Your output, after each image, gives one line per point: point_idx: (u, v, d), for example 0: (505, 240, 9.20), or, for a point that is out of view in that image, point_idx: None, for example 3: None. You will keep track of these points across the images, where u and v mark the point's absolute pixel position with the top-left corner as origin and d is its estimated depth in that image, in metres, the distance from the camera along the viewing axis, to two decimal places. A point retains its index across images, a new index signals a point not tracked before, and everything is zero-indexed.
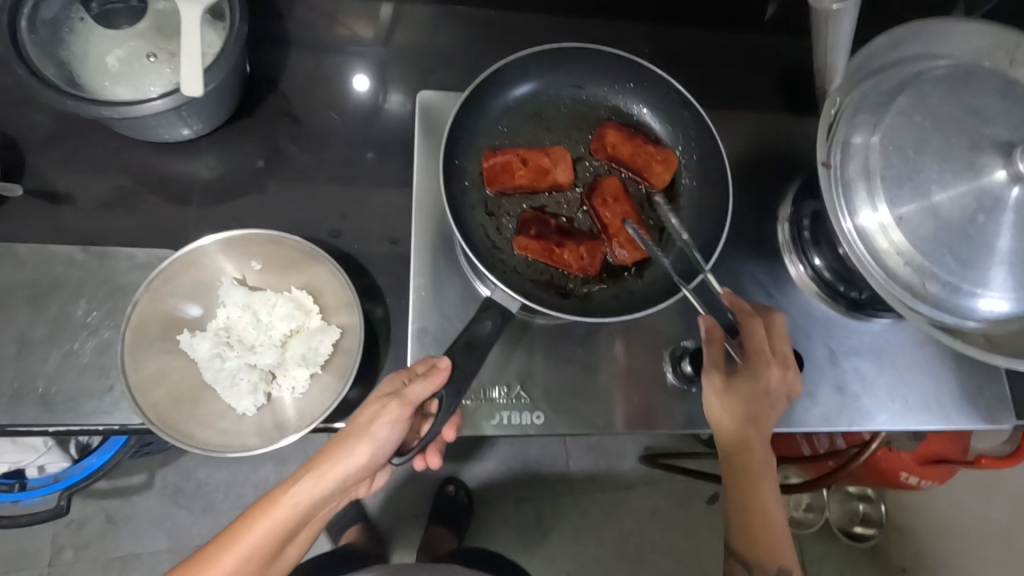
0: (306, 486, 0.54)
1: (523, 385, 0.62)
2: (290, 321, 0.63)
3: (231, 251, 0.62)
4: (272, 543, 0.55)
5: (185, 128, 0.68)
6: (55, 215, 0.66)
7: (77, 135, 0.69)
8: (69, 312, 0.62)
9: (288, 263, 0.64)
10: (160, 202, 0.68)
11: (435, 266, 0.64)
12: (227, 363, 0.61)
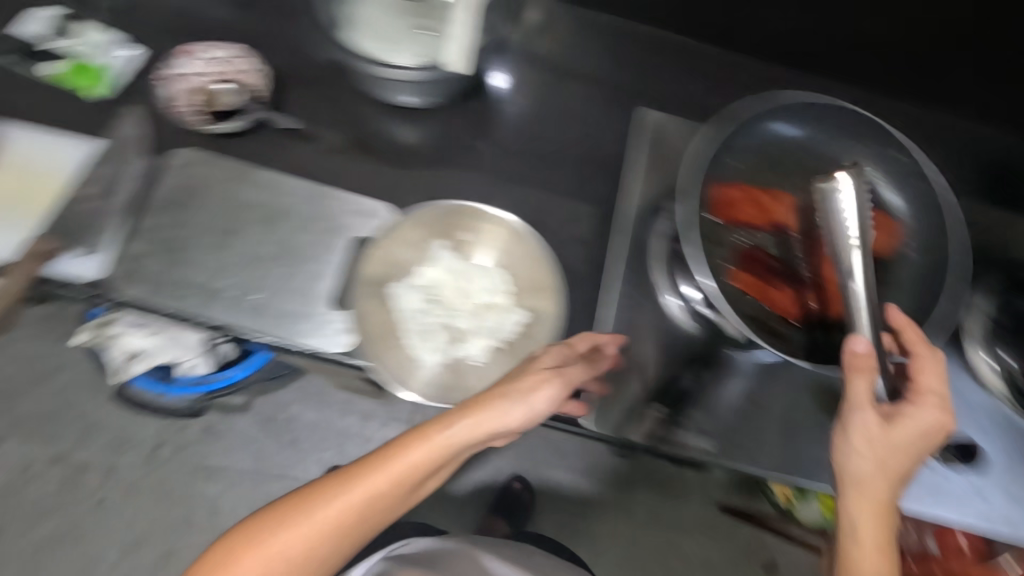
0: (465, 429, 0.49)
1: (698, 412, 0.61)
2: (490, 294, 0.67)
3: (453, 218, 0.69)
4: (412, 482, 0.48)
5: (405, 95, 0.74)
6: (295, 151, 0.72)
7: (324, 83, 0.75)
8: (295, 239, 0.69)
9: (495, 238, 0.69)
10: (383, 159, 0.73)
11: (637, 276, 0.64)
12: (426, 318, 0.65)
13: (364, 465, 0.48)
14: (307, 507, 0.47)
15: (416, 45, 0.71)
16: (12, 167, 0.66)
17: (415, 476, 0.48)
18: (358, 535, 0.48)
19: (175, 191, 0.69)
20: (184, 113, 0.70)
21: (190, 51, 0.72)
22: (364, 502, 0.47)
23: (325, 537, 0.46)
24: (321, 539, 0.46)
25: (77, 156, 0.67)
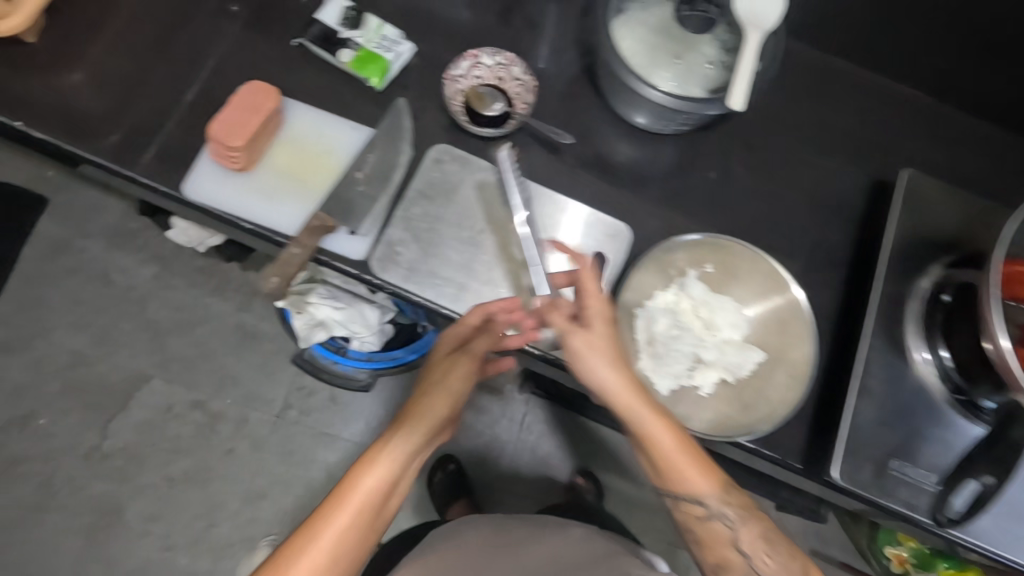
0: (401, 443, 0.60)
1: (940, 476, 0.60)
2: (737, 332, 0.65)
3: (710, 250, 0.66)
4: (366, 520, 0.57)
5: (639, 116, 0.76)
6: (543, 161, 0.76)
7: (573, 99, 0.78)
8: (539, 246, 0.72)
9: (763, 282, 0.66)
10: (622, 180, 0.76)
11: (885, 340, 0.64)
12: (669, 341, 0.64)
13: (359, 474, 0.58)
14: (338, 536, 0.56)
15: (681, 73, 0.71)
16: (297, 144, 0.72)
17: (394, 462, 0.59)
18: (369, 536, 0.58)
19: (433, 184, 0.72)
20: (454, 109, 0.73)
21: (474, 54, 0.75)
22: (366, 501, 0.58)
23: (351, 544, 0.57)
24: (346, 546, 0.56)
25: (355, 143, 0.72)
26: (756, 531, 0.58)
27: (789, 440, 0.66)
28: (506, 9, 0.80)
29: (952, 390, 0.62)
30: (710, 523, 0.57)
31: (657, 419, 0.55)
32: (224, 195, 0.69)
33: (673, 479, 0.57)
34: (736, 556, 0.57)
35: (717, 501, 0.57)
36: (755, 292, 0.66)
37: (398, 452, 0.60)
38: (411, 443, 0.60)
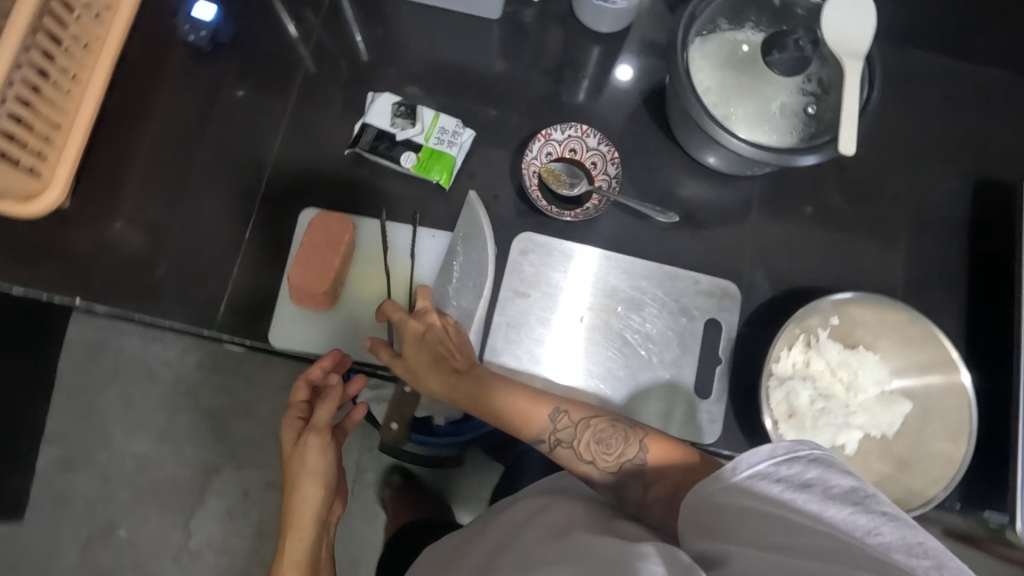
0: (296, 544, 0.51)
1: None
2: (879, 388, 0.63)
3: (841, 304, 0.62)
4: None
5: (710, 156, 0.69)
6: (630, 226, 0.71)
7: (647, 152, 0.73)
8: (650, 324, 0.68)
9: (912, 342, 0.62)
10: (714, 232, 0.71)
11: None
12: (811, 404, 0.62)
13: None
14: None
15: (762, 113, 0.63)
16: (374, 266, 0.70)
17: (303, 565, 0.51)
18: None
19: (525, 276, 0.68)
20: (535, 197, 0.68)
21: (544, 133, 0.69)
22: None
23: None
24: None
25: (440, 251, 0.70)
26: (586, 438, 0.51)
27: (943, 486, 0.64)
28: (555, 64, 0.75)
29: None
30: (561, 455, 0.52)
31: (453, 379, 0.57)
32: (315, 335, 0.67)
33: (513, 425, 0.55)
34: (588, 466, 0.50)
35: (555, 429, 0.52)
36: (901, 348, 0.63)
37: (293, 544, 0.51)
38: (303, 534, 0.52)
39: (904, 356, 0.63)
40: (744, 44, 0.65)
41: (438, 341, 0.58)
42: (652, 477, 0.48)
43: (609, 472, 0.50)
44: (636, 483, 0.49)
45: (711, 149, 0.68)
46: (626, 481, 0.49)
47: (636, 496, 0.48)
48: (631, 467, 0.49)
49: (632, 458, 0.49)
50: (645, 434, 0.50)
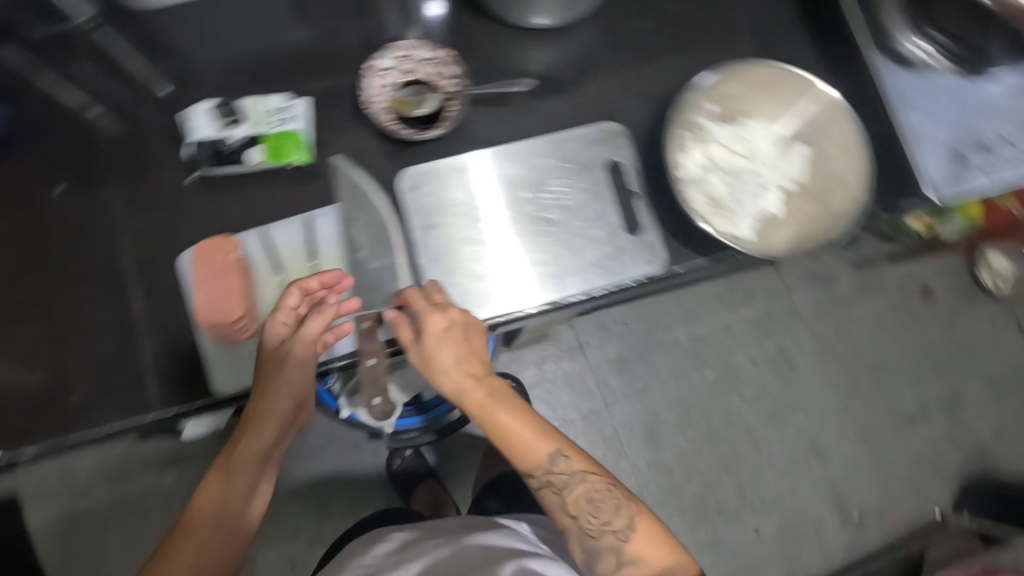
0: (249, 444, 0.77)
1: None
2: (775, 144, 0.80)
3: (698, 96, 0.80)
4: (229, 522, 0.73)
5: (542, 17, 0.82)
6: (500, 124, 0.82)
7: (483, 60, 0.84)
8: (567, 202, 0.79)
9: (777, 91, 0.82)
10: (567, 99, 0.84)
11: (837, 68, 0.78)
12: (722, 189, 0.77)
13: (211, 492, 0.75)
14: (180, 547, 0.68)
15: None
16: (274, 259, 0.79)
17: (256, 461, 0.78)
18: (218, 541, 0.71)
19: (430, 211, 0.78)
20: (390, 125, 0.79)
21: (373, 66, 0.81)
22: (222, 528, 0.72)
23: (201, 537, 0.70)
24: (197, 539, 0.69)
25: (333, 228, 0.79)
26: (580, 492, 0.69)
27: (833, 204, 0.78)
28: (370, 31, 0.85)
29: None
30: (547, 494, 0.70)
31: (481, 411, 0.70)
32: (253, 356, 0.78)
33: (515, 453, 0.70)
34: (569, 522, 0.70)
35: (551, 471, 0.69)
36: (779, 99, 0.82)
37: (251, 447, 0.77)
38: (260, 443, 0.78)
39: (787, 109, 0.82)
40: None
41: (475, 342, 0.73)
42: (626, 559, 0.66)
43: (590, 533, 0.68)
44: (610, 556, 0.67)
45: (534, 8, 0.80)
46: (596, 547, 0.68)
47: (603, 565, 0.67)
48: (610, 537, 0.67)
49: (615, 532, 0.68)
50: (636, 513, 0.69)
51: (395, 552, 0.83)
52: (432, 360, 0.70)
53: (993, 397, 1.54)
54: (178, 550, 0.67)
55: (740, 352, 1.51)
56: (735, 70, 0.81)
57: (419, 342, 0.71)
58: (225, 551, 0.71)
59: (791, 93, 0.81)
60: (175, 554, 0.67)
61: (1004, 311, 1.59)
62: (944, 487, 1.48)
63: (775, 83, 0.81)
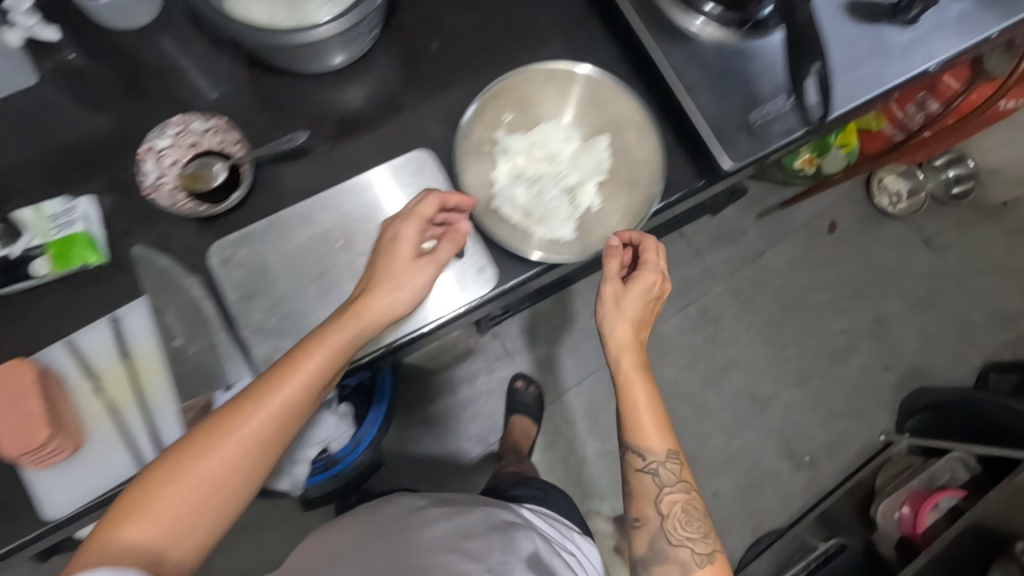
0: (264, 405, 0.53)
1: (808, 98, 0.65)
2: (573, 140, 0.71)
3: (490, 106, 0.70)
4: (192, 508, 0.51)
5: (337, 57, 0.69)
6: (302, 171, 0.68)
7: (272, 99, 0.70)
8: (375, 233, 0.66)
9: (561, 86, 0.71)
10: (379, 124, 0.70)
11: (665, 35, 0.67)
12: (528, 206, 0.69)
13: (233, 418, 0.52)
14: (184, 463, 0.51)
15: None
16: (96, 373, 0.60)
17: (268, 422, 0.53)
18: (205, 506, 0.51)
19: (248, 280, 0.64)
20: (188, 210, 0.63)
21: (145, 148, 0.64)
22: (251, 460, 0.53)
23: (205, 483, 0.51)
24: (199, 487, 0.51)
25: (151, 319, 0.61)
26: (678, 499, 0.67)
27: (678, 171, 0.70)
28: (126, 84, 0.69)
29: (739, 28, 0.66)
30: (645, 480, 0.67)
31: (632, 376, 0.66)
32: (88, 482, 0.58)
33: (636, 428, 0.67)
34: (653, 513, 0.67)
35: (664, 465, 0.67)
36: (557, 94, 0.72)
37: (294, 384, 0.54)
38: (314, 373, 0.54)
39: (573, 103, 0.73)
40: None
41: (643, 318, 0.69)
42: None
43: (668, 535, 0.66)
44: (675, 565, 0.65)
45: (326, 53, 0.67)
46: (665, 552, 0.66)
47: (663, 566, 0.66)
48: (687, 554, 0.65)
49: (694, 552, 0.65)
50: (717, 550, 0.66)
51: (426, 511, 0.76)
52: (624, 306, 0.67)
53: (912, 312, 1.58)
54: (195, 467, 0.51)
55: (664, 323, 1.52)
56: (513, 80, 0.70)
57: (608, 286, 0.66)
58: (203, 523, 0.51)
59: (572, 84, 0.71)
60: (145, 507, 0.49)
61: (907, 227, 1.63)
62: (885, 411, 1.51)
63: (563, 79, 0.71)
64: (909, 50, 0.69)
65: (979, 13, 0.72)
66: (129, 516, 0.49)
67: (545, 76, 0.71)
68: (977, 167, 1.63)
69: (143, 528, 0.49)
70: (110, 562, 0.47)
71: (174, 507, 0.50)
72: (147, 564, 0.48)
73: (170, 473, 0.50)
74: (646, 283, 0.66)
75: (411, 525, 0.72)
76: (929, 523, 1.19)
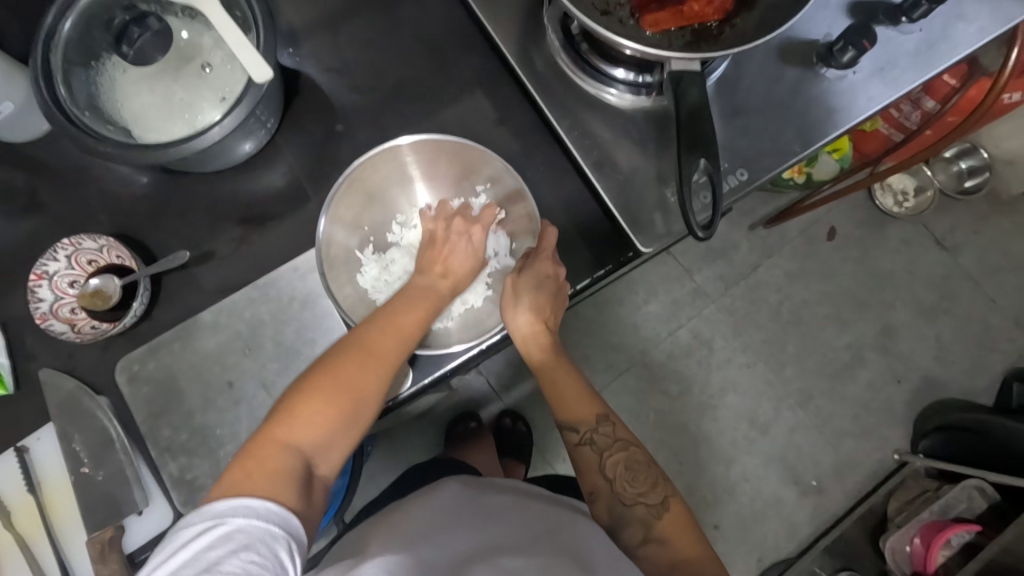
0: (372, 335, 0.56)
1: (736, 164, 0.60)
2: None
3: (349, 201, 0.67)
4: (331, 423, 0.52)
5: (246, 145, 0.66)
6: (206, 273, 0.66)
7: (172, 198, 0.67)
8: (284, 340, 0.64)
9: (432, 158, 0.70)
10: (285, 213, 0.68)
11: (569, 105, 0.64)
12: None
13: (366, 339, 0.56)
14: (333, 376, 0.53)
15: (217, 96, 0.60)
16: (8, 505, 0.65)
17: (404, 338, 0.58)
18: (350, 413, 0.53)
19: (154, 396, 0.62)
20: (90, 333, 0.63)
21: (38, 276, 0.64)
22: (390, 369, 0.56)
23: (349, 391, 0.53)
24: (343, 398, 0.53)
25: (58, 448, 0.63)
26: (620, 459, 0.61)
27: (605, 245, 0.68)
28: (25, 196, 0.67)
29: (649, 92, 0.63)
30: (585, 453, 0.62)
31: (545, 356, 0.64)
32: None
33: (562, 401, 0.64)
34: (602, 483, 0.61)
35: (597, 432, 0.62)
36: (406, 175, 0.71)
37: (384, 331, 0.57)
38: (400, 329, 0.58)
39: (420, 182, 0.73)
40: (157, 66, 0.60)
41: (547, 302, 0.64)
42: (655, 536, 0.57)
43: (622, 498, 0.59)
44: (639, 529, 0.58)
45: (233, 144, 0.64)
46: (625, 518, 0.59)
47: (630, 537, 0.58)
48: (644, 511, 0.58)
49: (649, 507, 0.59)
50: (670, 495, 0.60)
51: (467, 493, 0.62)
52: (524, 299, 0.63)
53: (924, 320, 1.45)
54: (346, 376, 0.54)
55: (653, 350, 1.43)
56: (382, 154, 0.65)
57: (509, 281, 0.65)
58: (347, 432, 0.53)
59: (420, 155, 0.69)
60: (301, 412, 0.51)
61: (915, 227, 1.50)
62: (897, 429, 1.40)
63: (431, 151, 0.68)
64: (852, 92, 0.61)
65: (936, 42, 0.62)
66: (282, 426, 0.50)
67: (387, 160, 0.67)
68: (991, 157, 1.49)
69: (300, 435, 0.50)
70: (270, 464, 0.47)
71: (328, 411, 0.52)
72: (304, 468, 0.49)
73: (319, 384, 0.53)
74: (545, 280, 0.64)
75: (473, 509, 0.59)
76: (942, 561, 1.12)
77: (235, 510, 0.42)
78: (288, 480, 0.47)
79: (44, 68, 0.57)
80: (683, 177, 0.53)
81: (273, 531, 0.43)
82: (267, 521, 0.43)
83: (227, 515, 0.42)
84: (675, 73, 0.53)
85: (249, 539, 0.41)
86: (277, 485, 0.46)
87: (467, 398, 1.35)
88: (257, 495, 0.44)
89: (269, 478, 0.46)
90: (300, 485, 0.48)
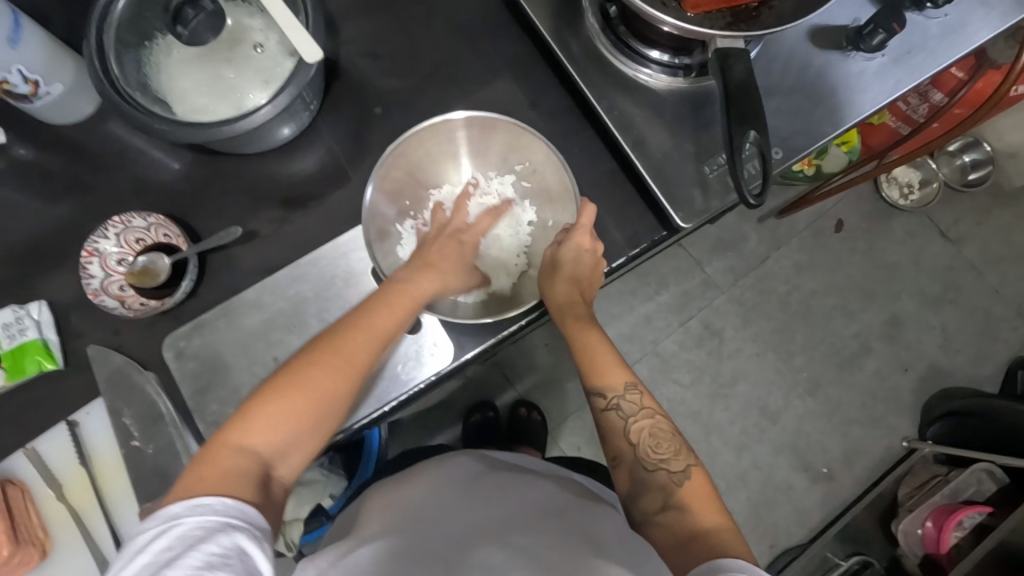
0: (342, 336, 0.56)
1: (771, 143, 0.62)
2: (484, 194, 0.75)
3: (392, 178, 0.68)
4: (295, 424, 0.51)
5: (287, 128, 0.67)
6: (248, 252, 0.68)
7: (214, 179, 0.69)
8: (327, 316, 0.65)
9: (475, 138, 0.72)
10: (325, 194, 0.70)
11: (606, 87, 0.66)
12: None
13: (333, 340, 0.55)
14: (297, 377, 0.53)
15: (263, 77, 0.61)
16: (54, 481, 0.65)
17: (375, 338, 0.57)
18: (314, 415, 0.52)
19: (200, 371, 0.63)
20: (141, 309, 0.64)
21: (89, 253, 0.66)
22: (356, 371, 0.55)
23: (313, 393, 0.52)
24: (305, 400, 0.52)
25: (106, 424, 0.65)
26: (645, 425, 0.62)
27: (639, 225, 0.69)
28: (69, 178, 0.68)
29: (686, 73, 0.65)
30: (612, 418, 0.63)
31: (579, 325, 0.66)
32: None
33: (593, 368, 0.66)
34: (627, 447, 0.62)
35: (625, 397, 0.64)
36: (450, 153, 0.73)
37: (354, 332, 0.56)
38: (371, 330, 0.57)
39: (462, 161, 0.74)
40: (206, 47, 0.61)
41: (584, 276, 0.66)
42: (675, 503, 0.57)
43: (645, 463, 0.60)
44: (659, 495, 0.58)
45: (275, 126, 0.65)
46: (646, 483, 0.59)
47: (649, 504, 0.58)
48: (665, 476, 0.59)
49: (671, 473, 0.59)
50: (693, 463, 0.60)
51: (479, 474, 0.65)
52: (561, 269, 0.66)
53: (930, 310, 1.48)
54: (309, 379, 0.53)
55: (665, 340, 1.45)
56: (428, 131, 0.67)
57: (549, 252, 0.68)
58: (311, 433, 0.52)
59: (463, 134, 0.71)
60: (262, 411, 0.50)
61: (920, 219, 1.53)
62: (905, 417, 1.43)
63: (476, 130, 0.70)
64: (879, 75, 0.64)
65: (960, 28, 0.65)
66: (241, 425, 0.50)
67: (431, 137, 0.69)
68: (994, 151, 1.52)
69: (260, 434, 0.50)
70: (226, 464, 0.46)
71: (291, 412, 0.51)
72: (261, 469, 0.48)
73: (282, 385, 0.52)
74: (578, 254, 0.66)
75: (484, 489, 0.61)
76: (955, 542, 1.14)
77: (190, 509, 0.42)
78: (246, 480, 0.46)
79: (98, 49, 0.58)
80: (733, 150, 0.55)
81: (232, 522, 0.42)
82: (223, 514, 0.42)
83: (182, 515, 0.41)
84: (720, 52, 0.55)
85: (204, 531, 0.41)
86: (232, 486, 0.45)
87: (483, 388, 1.36)
88: (213, 493, 0.43)
89: (227, 477, 0.45)
90: (262, 484, 0.47)
